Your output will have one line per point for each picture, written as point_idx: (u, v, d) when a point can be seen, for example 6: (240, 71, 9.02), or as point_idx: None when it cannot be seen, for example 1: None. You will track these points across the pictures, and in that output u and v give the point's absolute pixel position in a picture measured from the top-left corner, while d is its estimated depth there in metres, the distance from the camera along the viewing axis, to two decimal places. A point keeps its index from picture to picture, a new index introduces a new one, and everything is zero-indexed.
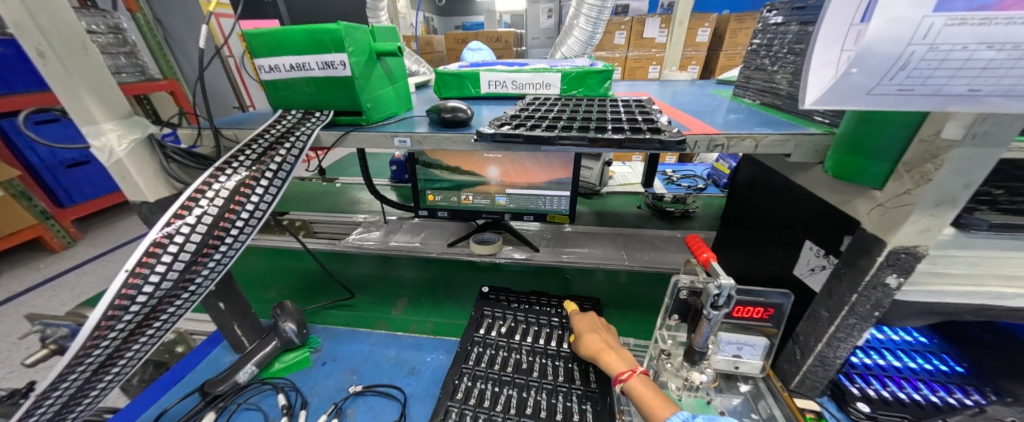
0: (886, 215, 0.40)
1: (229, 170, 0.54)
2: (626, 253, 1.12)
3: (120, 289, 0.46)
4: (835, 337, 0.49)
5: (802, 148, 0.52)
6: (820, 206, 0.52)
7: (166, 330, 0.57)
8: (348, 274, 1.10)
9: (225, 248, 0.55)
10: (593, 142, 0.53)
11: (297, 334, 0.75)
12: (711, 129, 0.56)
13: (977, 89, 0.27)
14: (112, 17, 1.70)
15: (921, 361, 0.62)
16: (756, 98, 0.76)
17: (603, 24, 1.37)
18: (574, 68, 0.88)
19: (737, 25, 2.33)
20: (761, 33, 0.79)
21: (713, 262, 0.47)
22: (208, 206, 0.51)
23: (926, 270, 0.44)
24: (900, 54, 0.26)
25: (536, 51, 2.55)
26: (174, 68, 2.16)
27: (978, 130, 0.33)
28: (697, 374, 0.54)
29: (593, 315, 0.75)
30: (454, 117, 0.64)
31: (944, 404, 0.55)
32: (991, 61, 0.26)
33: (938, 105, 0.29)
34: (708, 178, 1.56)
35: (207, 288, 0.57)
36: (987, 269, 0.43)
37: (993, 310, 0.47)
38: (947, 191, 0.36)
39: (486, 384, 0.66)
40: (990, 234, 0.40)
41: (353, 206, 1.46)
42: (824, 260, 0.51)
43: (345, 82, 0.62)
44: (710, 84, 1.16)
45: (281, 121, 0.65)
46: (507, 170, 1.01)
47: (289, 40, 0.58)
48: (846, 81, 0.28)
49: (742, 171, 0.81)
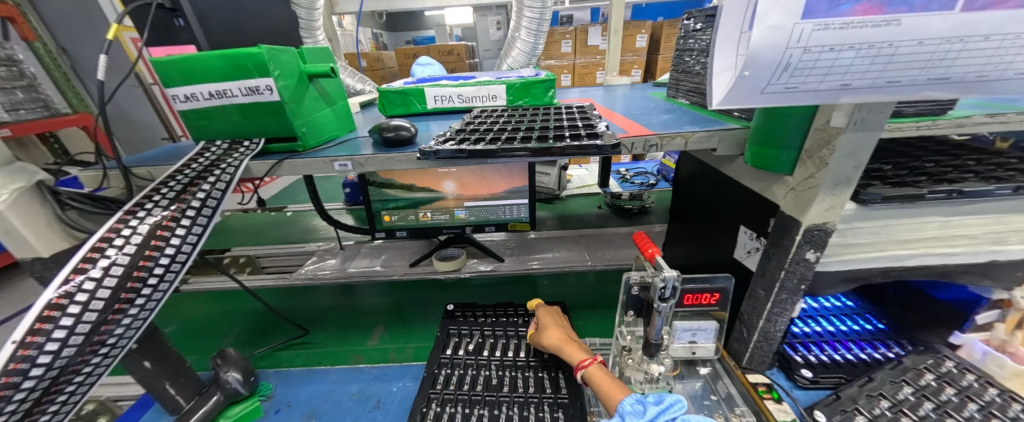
0: (798, 197, 0.45)
1: (142, 212, 0.49)
2: (589, 253, 1.14)
3: (7, 365, 0.40)
4: (773, 312, 0.53)
5: (725, 142, 0.56)
6: (748, 194, 0.56)
7: (79, 399, 0.50)
8: (305, 308, 1.03)
9: (143, 301, 0.49)
10: (536, 152, 0.54)
11: (243, 383, 0.69)
12: (645, 130, 0.59)
13: (848, 84, 0.32)
14: (4, 48, 1.49)
15: (850, 324, 0.69)
16: (687, 98, 0.81)
17: (544, 35, 1.43)
18: (518, 79, 0.90)
19: (670, 30, 2.51)
20: (684, 39, 0.85)
21: (657, 256, 0.49)
22: (118, 255, 0.46)
23: (838, 243, 0.49)
24: (783, 57, 0.30)
25: (488, 62, 2.57)
26: (86, 101, 1.94)
27: (858, 117, 0.37)
28: (656, 366, 0.55)
29: (556, 309, 0.77)
30: (397, 136, 0.62)
31: (872, 360, 0.61)
32: (855, 60, 0.30)
33: (823, 99, 0.33)
34: (658, 173, 1.65)
35: (125, 346, 0.51)
36: (886, 235, 0.49)
37: (897, 271, 0.53)
38: (842, 172, 0.41)
39: (456, 408, 0.64)
40: (884, 205, 0.45)
41: (306, 235, 1.38)
42: (757, 242, 0.55)
43: (275, 107, 0.58)
44: (648, 87, 1.23)
45: (205, 153, 0.60)
46: (463, 182, 1.00)
47: (205, 67, 0.54)
48: (743, 82, 0.31)
49: (683, 165, 0.86)
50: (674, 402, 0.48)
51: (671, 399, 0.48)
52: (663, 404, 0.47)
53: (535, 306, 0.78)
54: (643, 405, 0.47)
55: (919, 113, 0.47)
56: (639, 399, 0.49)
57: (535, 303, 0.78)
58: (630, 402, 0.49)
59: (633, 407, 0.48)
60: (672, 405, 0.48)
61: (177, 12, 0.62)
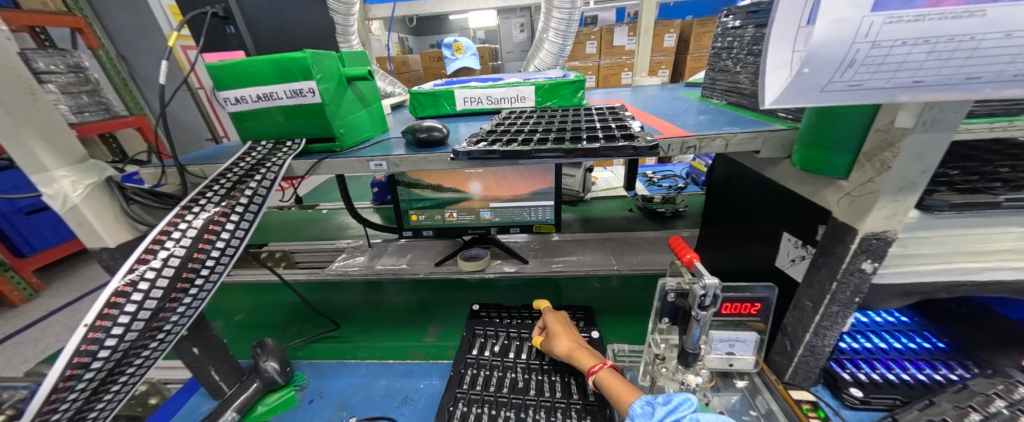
0: (854, 203, 0.42)
1: (196, 208, 0.53)
2: (615, 257, 1.11)
3: (79, 345, 0.43)
4: (821, 326, 0.50)
5: (770, 144, 0.53)
6: (792, 199, 0.53)
7: (137, 382, 0.53)
8: (337, 302, 1.07)
9: (196, 291, 0.52)
10: (570, 153, 0.53)
11: (279, 373, 0.72)
12: (682, 132, 0.58)
13: (920, 80, 0.29)
14: (71, 56, 1.62)
15: (905, 341, 0.64)
16: (723, 98, 0.78)
17: (572, 36, 1.41)
18: (548, 80, 0.89)
19: (700, 29, 2.42)
20: (721, 37, 0.83)
21: (696, 262, 0.47)
22: (175, 247, 0.49)
23: (898, 253, 0.45)
24: (847, 52, 0.28)
25: (511, 64, 2.57)
26: (141, 104, 2.07)
27: (928, 117, 0.35)
28: (693, 377, 0.53)
29: (565, 316, 0.77)
30: (430, 137, 0.63)
31: (931, 382, 0.56)
32: (931, 53, 0.28)
33: (889, 97, 0.31)
34: (687, 176, 1.59)
35: (179, 333, 0.54)
36: (953, 247, 0.45)
37: (964, 285, 0.48)
38: (907, 177, 0.38)
39: (483, 408, 0.64)
40: (952, 213, 0.42)
41: (338, 232, 1.42)
42: (802, 250, 0.52)
43: (316, 109, 0.61)
44: (679, 87, 1.20)
45: (252, 152, 0.63)
46: (489, 184, 1.01)
47: (254, 70, 0.57)
48: (801, 80, 0.30)
49: (718, 168, 0.83)
50: (683, 400, 0.46)
51: (680, 398, 0.46)
52: (670, 404, 0.45)
53: (545, 309, 0.79)
54: (651, 406, 0.47)
55: (994, 113, 0.43)
56: (649, 401, 0.48)
57: (545, 306, 0.78)
58: (641, 405, 0.48)
59: (644, 409, 0.47)
60: (681, 403, 0.45)
61: (228, 19, 0.66)
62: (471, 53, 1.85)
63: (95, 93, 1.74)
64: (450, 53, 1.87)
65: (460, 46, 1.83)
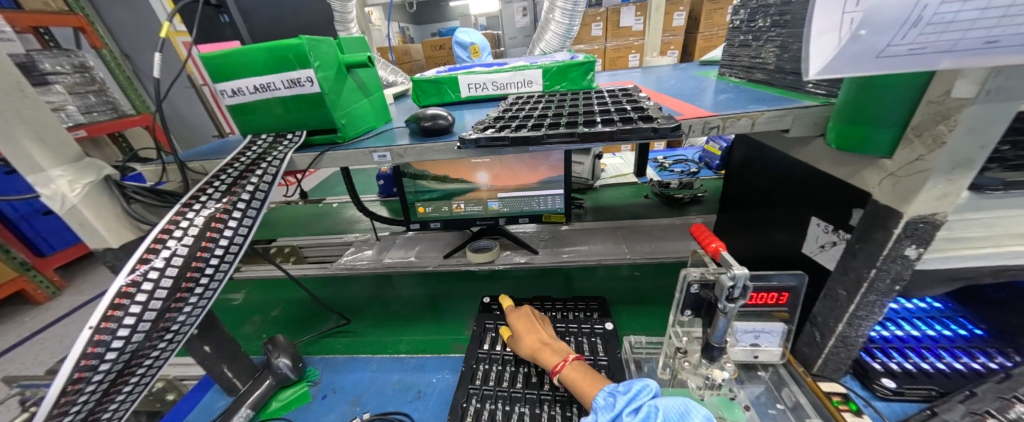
0: (898, 185, 0.38)
1: (197, 204, 0.51)
2: (627, 246, 1.08)
3: (85, 348, 0.42)
4: (856, 316, 0.47)
5: (801, 122, 0.50)
6: (824, 181, 0.50)
7: (150, 380, 0.53)
8: (344, 298, 1.06)
9: (201, 291, 0.51)
10: (583, 138, 0.50)
11: (292, 369, 0.72)
12: (702, 111, 0.54)
13: (995, 40, 0.26)
14: (77, 56, 1.63)
15: (939, 328, 0.61)
16: (743, 76, 0.74)
17: (579, 16, 1.35)
18: (555, 63, 0.85)
19: (711, 6, 2.31)
20: (741, 9, 0.77)
21: (722, 251, 0.44)
22: (177, 245, 0.48)
23: (943, 237, 0.41)
24: (911, 10, 0.25)
25: (514, 50, 2.49)
26: (147, 102, 2.07)
27: (993, 84, 0.31)
28: (718, 372, 0.51)
29: (527, 310, 0.76)
30: (435, 125, 0.60)
31: (970, 371, 0.53)
32: (1010, 8, 0.24)
33: (956, 61, 0.28)
34: (700, 161, 1.54)
35: (188, 332, 0.53)
36: (1004, 228, 0.41)
37: (1013, 269, 0.44)
38: (963, 152, 0.34)
39: (496, 404, 0.63)
40: (1004, 192, 0.38)
41: (347, 226, 1.41)
42: (834, 236, 0.49)
43: (315, 99, 0.58)
44: (693, 66, 1.14)
45: (252, 146, 0.61)
46: (496, 173, 0.98)
47: (250, 60, 0.55)
48: (854, 45, 0.27)
49: (737, 150, 0.79)
50: (642, 387, 0.47)
51: (639, 386, 0.47)
52: (630, 392, 0.46)
53: (509, 308, 0.78)
54: (613, 397, 0.48)
55: None
56: (611, 391, 0.49)
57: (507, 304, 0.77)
58: (604, 396, 0.49)
59: (606, 401, 0.48)
60: (641, 391, 0.47)
61: (221, 7, 0.64)
62: (486, 53, 1.85)
63: (101, 92, 1.74)
64: (465, 54, 1.82)
65: (477, 48, 1.80)
